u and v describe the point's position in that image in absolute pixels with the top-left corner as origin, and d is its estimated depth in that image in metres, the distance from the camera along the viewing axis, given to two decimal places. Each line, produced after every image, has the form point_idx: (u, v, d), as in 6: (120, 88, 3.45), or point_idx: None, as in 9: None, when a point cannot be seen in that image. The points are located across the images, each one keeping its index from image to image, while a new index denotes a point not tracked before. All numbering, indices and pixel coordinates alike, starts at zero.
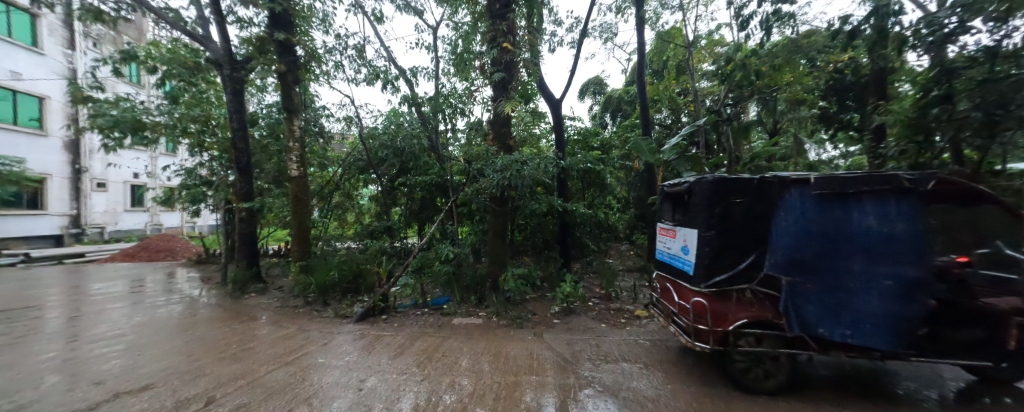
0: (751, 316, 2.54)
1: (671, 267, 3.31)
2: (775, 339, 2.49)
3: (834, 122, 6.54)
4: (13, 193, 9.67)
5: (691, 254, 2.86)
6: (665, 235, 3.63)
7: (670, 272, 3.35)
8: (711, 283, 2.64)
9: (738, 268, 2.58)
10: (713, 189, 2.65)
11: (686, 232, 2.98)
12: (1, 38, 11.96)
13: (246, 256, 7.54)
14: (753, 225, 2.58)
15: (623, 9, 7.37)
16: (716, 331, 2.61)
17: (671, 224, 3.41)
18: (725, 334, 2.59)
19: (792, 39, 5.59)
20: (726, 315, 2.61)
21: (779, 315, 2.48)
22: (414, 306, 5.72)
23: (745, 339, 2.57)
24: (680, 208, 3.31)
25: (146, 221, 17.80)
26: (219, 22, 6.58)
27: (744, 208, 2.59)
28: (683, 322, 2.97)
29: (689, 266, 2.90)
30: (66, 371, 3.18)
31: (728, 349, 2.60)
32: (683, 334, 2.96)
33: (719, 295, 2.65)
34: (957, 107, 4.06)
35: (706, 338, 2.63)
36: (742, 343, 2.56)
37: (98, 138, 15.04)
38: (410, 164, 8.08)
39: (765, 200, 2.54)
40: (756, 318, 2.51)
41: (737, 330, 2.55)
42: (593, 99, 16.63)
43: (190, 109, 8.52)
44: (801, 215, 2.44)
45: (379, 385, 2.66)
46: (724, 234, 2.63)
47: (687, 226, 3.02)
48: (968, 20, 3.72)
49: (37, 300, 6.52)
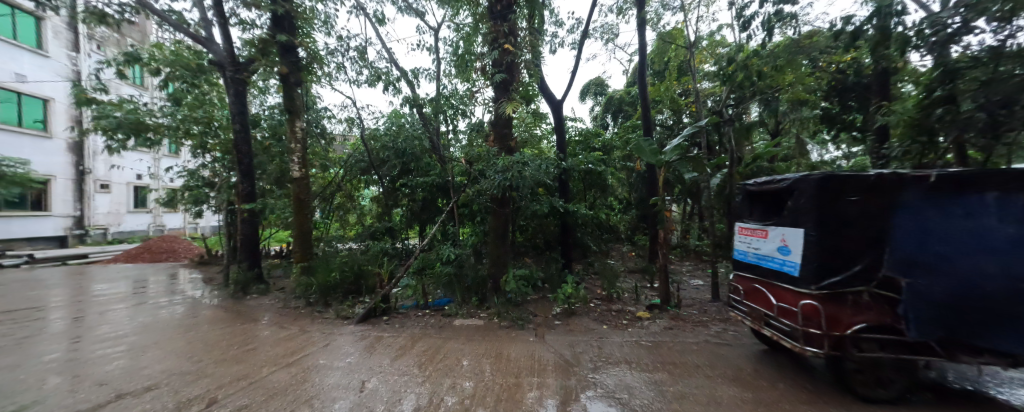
0: (868, 320, 2.35)
1: (762, 268, 3.12)
2: (892, 343, 2.33)
3: (836, 123, 6.71)
4: (17, 194, 9.75)
5: (793, 255, 2.67)
6: (748, 234, 3.47)
7: (761, 273, 3.15)
8: (824, 285, 2.41)
9: (851, 270, 2.41)
10: (822, 188, 2.45)
11: (783, 231, 2.80)
12: (6, 40, 12.05)
13: (249, 257, 7.58)
14: (868, 225, 2.44)
15: (624, 10, 7.39)
16: (832, 335, 2.34)
17: (761, 224, 3.21)
18: (841, 339, 2.35)
19: (793, 40, 5.58)
20: (841, 319, 2.38)
21: (899, 320, 2.33)
22: (416, 307, 5.73)
23: (860, 344, 2.36)
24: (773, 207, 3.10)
25: (149, 222, 17.92)
26: (221, 24, 6.62)
27: (859, 207, 2.45)
28: (783, 326, 2.70)
29: (789, 267, 2.71)
30: (70, 371, 3.20)
31: (843, 355, 2.36)
32: (783, 339, 2.69)
33: (833, 297, 2.42)
34: (961, 107, 4.04)
35: (821, 342, 2.36)
36: (858, 348, 2.35)
37: (101, 140, 15.16)
38: (412, 165, 8.11)
39: (880, 199, 2.43)
40: (875, 323, 2.34)
41: (854, 335, 2.33)
42: (595, 99, 16.63)
43: (193, 110, 8.56)
44: (918, 213, 2.34)
45: (381, 386, 2.66)
46: (836, 234, 2.46)
47: (784, 225, 2.82)
48: (971, 20, 3.71)
49: (41, 300, 6.58)
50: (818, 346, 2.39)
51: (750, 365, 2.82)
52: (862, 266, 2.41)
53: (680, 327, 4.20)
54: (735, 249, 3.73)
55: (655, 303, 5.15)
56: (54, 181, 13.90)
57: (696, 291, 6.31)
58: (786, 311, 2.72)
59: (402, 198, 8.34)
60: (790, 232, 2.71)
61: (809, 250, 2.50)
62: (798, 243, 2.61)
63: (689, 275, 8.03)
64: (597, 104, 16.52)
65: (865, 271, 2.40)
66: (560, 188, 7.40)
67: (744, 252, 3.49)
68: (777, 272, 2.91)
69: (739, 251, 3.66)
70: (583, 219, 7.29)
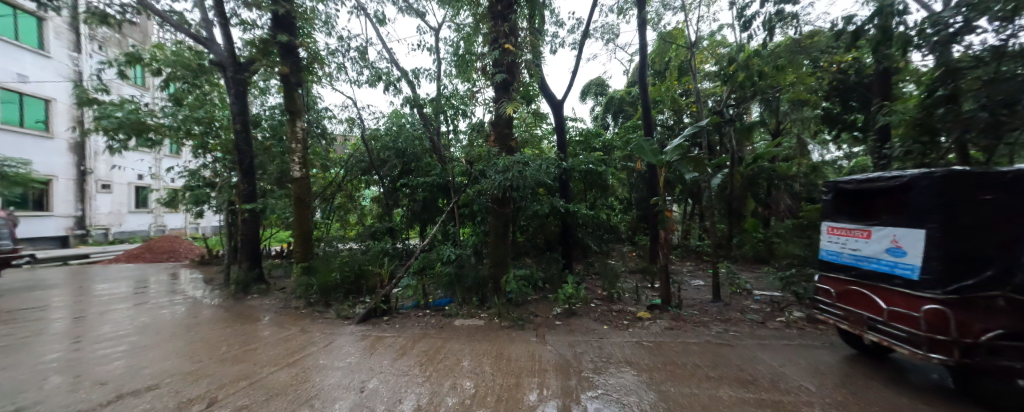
0: (1003, 327, 2.16)
1: (866, 270, 2.94)
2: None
3: (838, 123, 6.59)
4: (19, 195, 9.78)
5: (908, 256, 2.50)
6: (843, 234, 3.32)
7: (864, 276, 2.98)
8: (952, 289, 2.23)
9: (981, 277, 2.28)
10: (951, 184, 2.31)
11: (894, 231, 2.65)
12: (8, 41, 12.07)
13: (249, 258, 7.59)
14: (996, 224, 2.35)
15: (625, 10, 7.37)
16: (964, 342, 2.13)
17: (863, 224, 3.04)
18: (973, 347, 2.15)
19: (794, 40, 5.55)
20: (971, 325, 2.18)
21: None
22: (416, 307, 5.75)
23: (992, 353, 2.15)
24: (878, 206, 2.94)
25: (150, 222, 17.97)
26: (222, 24, 6.64)
27: (991, 206, 2.35)
28: (896, 333, 2.51)
29: (903, 270, 2.55)
30: (71, 371, 3.21)
31: (974, 364, 2.15)
32: (897, 347, 2.48)
33: (959, 303, 2.24)
34: (963, 107, 4.04)
35: (950, 350, 2.15)
36: (991, 356, 2.15)
37: (102, 141, 15.23)
38: (412, 165, 8.13)
39: (1011, 198, 2.37)
40: (1010, 329, 2.17)
41: (989, 342, 2.13)
42: (595, 100, 16.61)
43: (194, 111, 8.55)
44: None
45: (381, 387, 2.66)
46: (965, 233, 2.32)
47: (895, 225, 2.67)
48: (973, 19, 3.69)
49: (43, 300, 6.61)
50: (945, 354, 2.18)
51: (753, 365, 2.81)
52: (992, 272, 2.30)
53: (680, 327, 4.20)
54: (825, 250, 3.57)
55: (656, 303, 5.14)
56: (54, 181, 13.88)
57: (696, 292, 6.31)
58: (899, 315, 2.53)
59: (403, 198, 8.36)
60: (904, 232, 2.56)
61: (930, 251, 2.34)
62: (915, 244, 2.46)
63: (689, 275, 8.04)
64: (598, 104, 16.51)
65: (998, 276, 2.30)
66: (561, 188, 7.39)
67: (838, 253, 3.34)
68: (885, 275, 2.74)
69: (830, 252, 3.50)
70: (584, 219, 7.29)
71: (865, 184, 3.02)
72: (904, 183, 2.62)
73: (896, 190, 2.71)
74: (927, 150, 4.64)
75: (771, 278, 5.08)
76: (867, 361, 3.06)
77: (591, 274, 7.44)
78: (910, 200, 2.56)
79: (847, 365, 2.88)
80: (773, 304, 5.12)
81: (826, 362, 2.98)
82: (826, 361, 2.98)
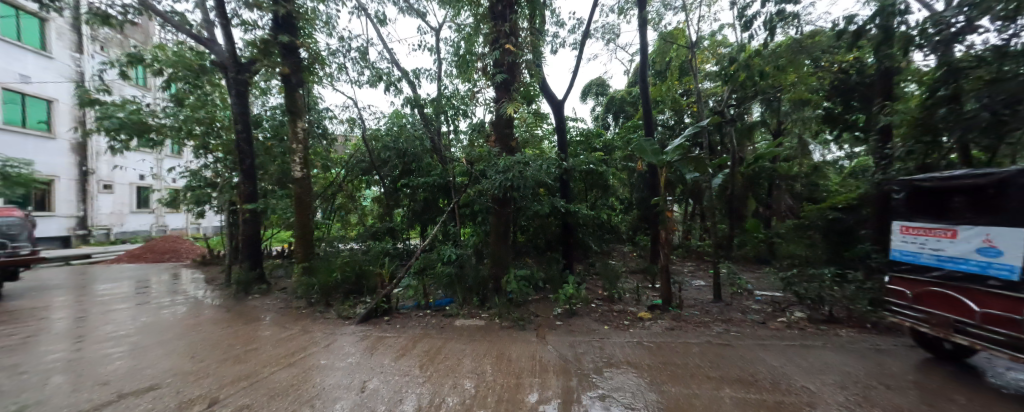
0: None
1: (949, 271, 2.83)
2: None
3: (839, 123, 6.60)
4: (21, 195, 9.81)
5: (1007, 256, 2.41)
6: (920, 234, 3.20)
7: (946, 276, 2.86)
8: None
9: None
10: None
11: (991, 230, 2.55)
12: (11, 42, 12.12)
13: (250, 258, 7.60)
14: None
15: (626, 10, 7.37)
16: None
17: (949, 223, 2.92)
18: None
19: (796, 39, 5.52)
20: None
21: None
22: (417, 307, 5.75)
23: None
24: (966, 205, 2.85)
25: (151, 222, 18.02)
26: (223, 25, 6.65)
27: None
28: (989, 336, 2.41)
29: (999, 271, 2.45)
30: (73, 371, 3.21)
31: None
32: (990, 351, 2.38)
33: None
34: (964, 107, 4.03)
35: None
36: None
37: (104, 141, 15.30)
38: (413, 166, 8.14)
39: None
40: None
41: None
42: (596, 100, 16.60)
43: (195, 111, 8.46)
44: None
45: (382, 387, 2.66)
46: None
47: (992, 224, 2.57)
48: (975, 19, 3.68)
49: (45, 300, 6.63)
50: None
51: (756, 365, 2.80)
52: None
53: (681, 327, 4.19)
54: (896, 249, 3.45)
55: (656, 304, 5.13)
56: (55, 182, 13.83)
57: (698, 292, 6.30)
58: (993, 318, 2.43)
59: (404, 198, 8.38)
60: (1003, 231, 2.46)
61: None
62: (1015, 242, 2.37)
63: (690, 275, 8.03)
64: (598, 104, 16.50)
65: None
66: (561, 188, 7.39)
67: (914, 253, 3.21)
68: (973, 276, 2.64)
69: (901, 252, 3.38)
70: (584, 219, 7.28)
71: (954, 182, 2.93)
72: (1003, 180, 2.54)
73: (992, 188, 2.62)
74: (930, 150, 4.63)
75: (772, 278, 5.06)
76: (869, 358, 3.06)
77: (591, 274, 7.44)
78: (1011, 197, 2.47)
79: (849, 364, 2.87)
80: (775, 304, 5.10)
81: (828, 360, 2.98)
82: (828, 360, 2.97)
